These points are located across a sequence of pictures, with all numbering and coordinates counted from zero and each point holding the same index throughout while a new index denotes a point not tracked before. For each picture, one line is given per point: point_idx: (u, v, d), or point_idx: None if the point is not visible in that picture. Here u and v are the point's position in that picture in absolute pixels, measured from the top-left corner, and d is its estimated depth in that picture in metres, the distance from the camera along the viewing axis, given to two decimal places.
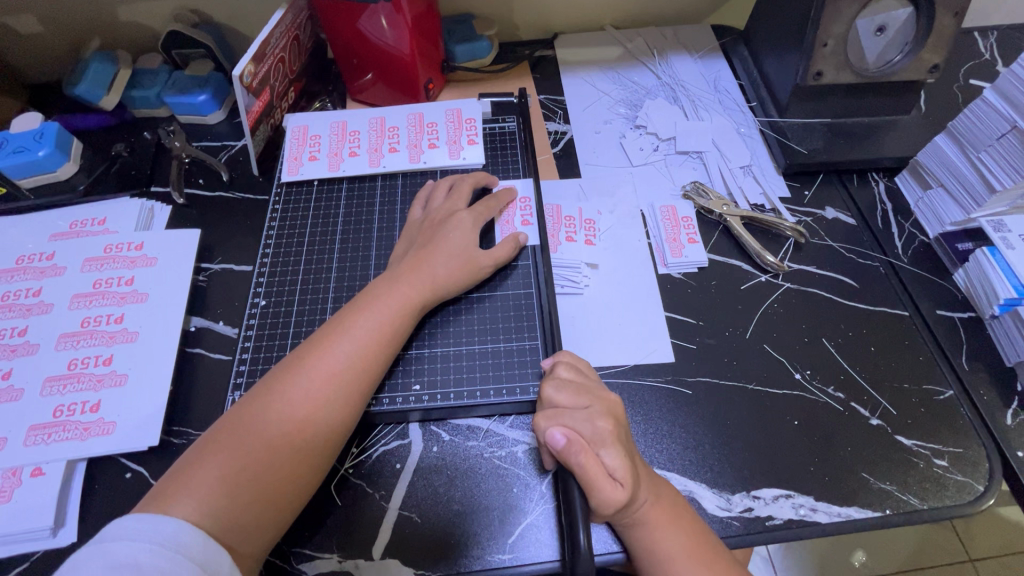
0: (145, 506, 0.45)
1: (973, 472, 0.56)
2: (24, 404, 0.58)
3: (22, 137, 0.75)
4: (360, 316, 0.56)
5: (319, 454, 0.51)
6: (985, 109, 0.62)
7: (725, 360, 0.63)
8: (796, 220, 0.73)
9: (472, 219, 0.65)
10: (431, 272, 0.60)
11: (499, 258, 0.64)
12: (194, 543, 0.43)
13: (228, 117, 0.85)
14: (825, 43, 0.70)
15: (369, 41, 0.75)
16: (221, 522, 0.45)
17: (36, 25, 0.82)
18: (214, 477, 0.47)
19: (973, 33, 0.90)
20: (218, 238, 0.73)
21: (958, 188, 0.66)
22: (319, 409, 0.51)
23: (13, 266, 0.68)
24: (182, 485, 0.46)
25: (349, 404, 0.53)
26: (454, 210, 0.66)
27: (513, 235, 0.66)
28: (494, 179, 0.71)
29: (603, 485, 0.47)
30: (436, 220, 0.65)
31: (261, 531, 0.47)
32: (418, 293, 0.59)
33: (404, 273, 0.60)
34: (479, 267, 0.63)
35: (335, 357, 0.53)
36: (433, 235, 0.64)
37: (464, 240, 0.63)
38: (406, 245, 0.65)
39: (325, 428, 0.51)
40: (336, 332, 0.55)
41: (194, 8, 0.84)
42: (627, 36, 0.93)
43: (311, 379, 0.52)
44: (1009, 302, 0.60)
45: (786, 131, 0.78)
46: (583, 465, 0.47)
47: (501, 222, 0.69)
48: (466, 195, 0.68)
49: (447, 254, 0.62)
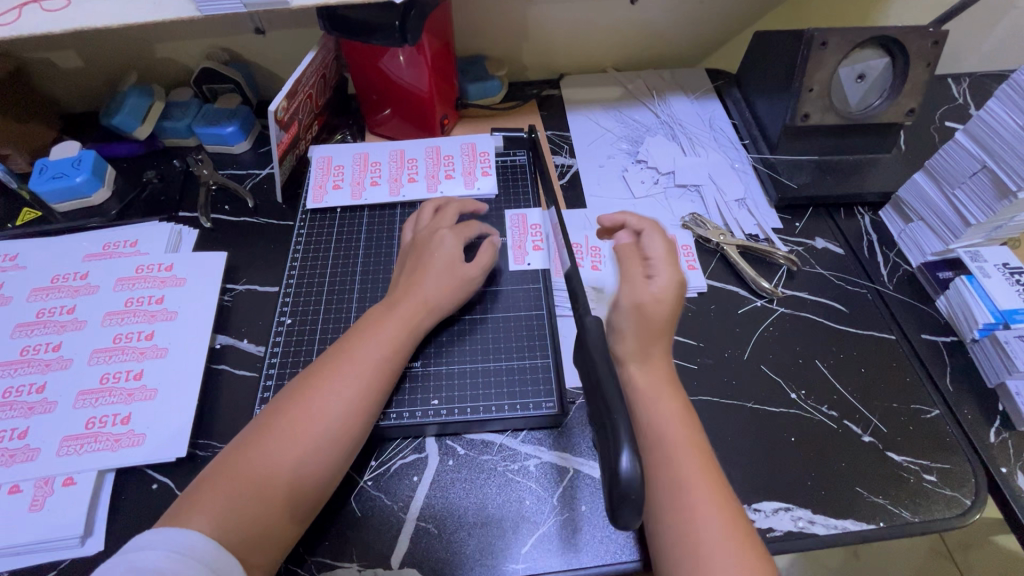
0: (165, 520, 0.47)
1: (961, 486, 0.59)
2: (58, 415, 0.61)
3: (61, 164, 0.79)
4: (361, 339, 0.58)
5: (334, 468, 0.52)
6: (957, 149, 0.67)
7: (724, 379, 0.66)
8: (788, 249, 0.78)
9: (456, 237, 0.68)
10: (422, 287, 0.63)
11: (484, 264, 0.67)
12: (208, 549, 0.44)
13: (253, 146, 0.90)
14: (811, 88, 0.76)
15: (390, 79, 0.81)
16: (238, 533, 0.46)
17: (76, 60, 0.87)
18: (237, 493, 0.48)
19: (947, 79, 0.98)
20: (243, 260, 0.77)
21: (936, 221, 0.72)
22: (331, 426, 0.52)
23: (48, 284, 0.71)
24: (207, 499, 0.47)
25: (357, 421, 0.54)
26: (438, 228, 0.69)
27: (488, 239, 0.70)
28: (480, 206, 0.76)
29: (636, 282, 0.58)
30: (422, 238, 0.68)
31: (271, 542, 0.48)
32: (414, 313, 0.61)
33: (400, 296, 0.62)
34: (469, 280, 0.66)
35: (341, 376, 0.55)
36: (421, 255, 0.66)
37: (448, 256, 0.66)
38: (399, 267, 0.68)
39: (336, 443, 0.52)
40: (339, 354, 0.57)
41: (226, 47, 0.90)
42: (628, 77, 1.00)
43: (319, 398, 0.53)
44: (987, 326, 0.65)
45: (777, 166, 0.84)
46: (626, 260, 0.60)
47: (514, 247, 0.75)
48: (452, 216, 0.72)
49: (435, 273, 0.64)
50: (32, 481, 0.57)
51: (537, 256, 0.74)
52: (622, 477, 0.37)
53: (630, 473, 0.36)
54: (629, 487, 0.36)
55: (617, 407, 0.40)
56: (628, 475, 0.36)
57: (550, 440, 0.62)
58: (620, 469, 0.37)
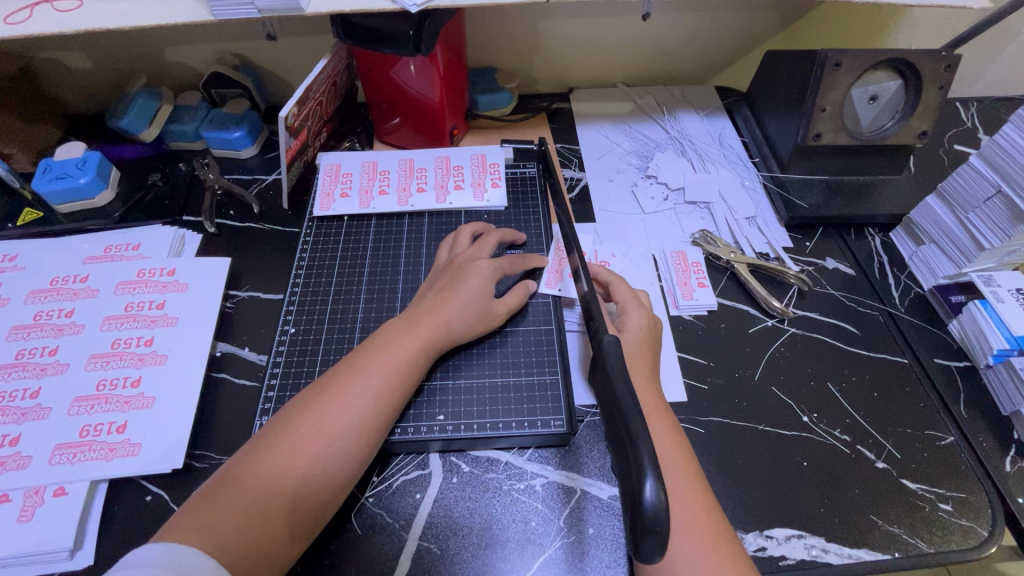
0: (162, 535, 0.44)
1: (977, 517, 0.57)
2: (52, 423, 0.59)
3: (65, 164, 0.78)
4: (375, 356, 0.56)
5: (335, 488, 0.51)
6: (971, 173, 0.67)
7: (734, 401, 0.65)
8: (800, 268, 0.77)
9: (494, 269, 0.66)
10: (448, 307, 0.61)
11: (511, 306, 0.66)
12: (205, 571, 0.42)
13: (260, 152, 0.89)
14: (824, 108, 0.76)
15: (400, 88, 0.80)
16: (237, 552, 0.44)
17: (84, 61, 0.87)
18: (236, 511, 0.46)
19: (956, 103, 0.98)
20: (247, 266, 0.76)
21: (950, 246, 0.71)
22: (337, 445, 0.51)
23: (47, 286, 0.70)
24: (205, 516, 0.45)
25: (363, 440, 0.52)
26: (477, 256, 0.67)
27: (522, 283, 0.69)
28: (519, 236, 0.74)
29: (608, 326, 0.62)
30: (460, 262, 0.67)
31: (272, 561, 0.46)
32: (432, 335, 0.60)
33: (419, 315, 0.61)
34: (493, 315, 0.65)
35: (351, 394, 0.53)
36: (454, 279, 0.64)
37: (483, 287, 0.64)
38: (428, 287, 0.66)
39: (341, 464, 0.51)
40: (352, 371, 0.55)
41: (236, 52, 0.89)
42: (638, 93, 1.00)
43: (327, 414, 0.52)
44: (1002, 352, 0.64)
45: (788, 186, 0.83)
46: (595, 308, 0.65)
47: (550, 269, 0.73)
48: (491, 244, 0.70)
49: (463, 302, 0.62)
50: (21, 490, 0.55)
51: (570, 284, 0.72)
52: (645, 507, 0.35)
53: (654, 503, 0.35)
54: (653, 517, 0.35)
55: (639, 431, 0.38)
56: (652, 505, 0.35)
57: (557, 459, 0.61)
58: (644, 498, 0.35)
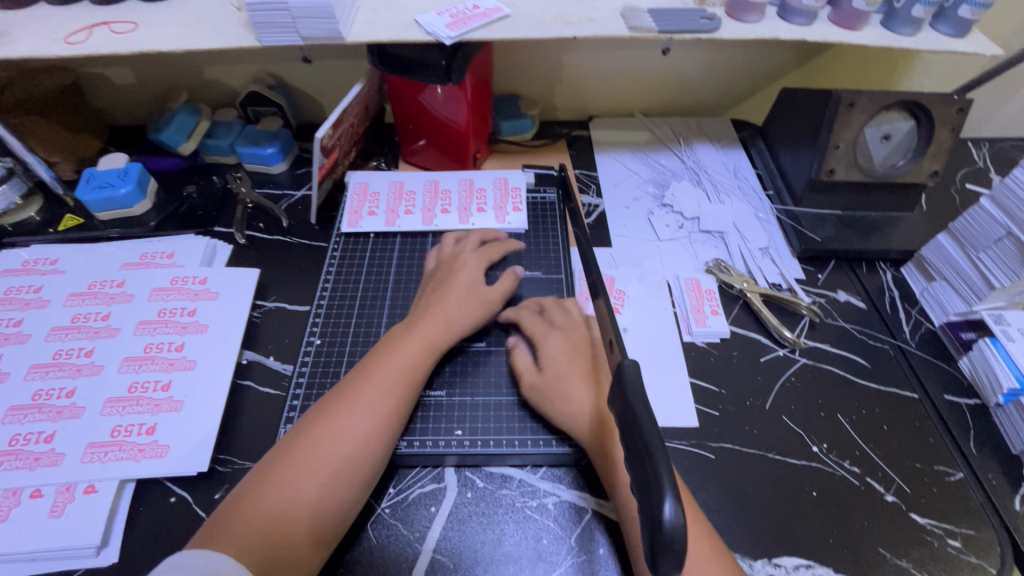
0: (196, 542, 0.46)
1: (987, 555, 0.58)
2: (85, 421, 0.62)
3: (107, 174, 0.82)
4: (386, 360, 0.59)
5: (353, 495, 0.52)
6: (982, 214, 0.69)
7: (746, 429, 0.66)
8: (811, 300, 0.79)
9: (477, 261, 0.72)
10: (446, 311, 0.65)
11: (503, 292, 0.70)
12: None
13: (290, 168, 0.93)
14: (837, 145, 0.79)
15: (429, 112, 0.84)
16: (263, 557, 0.46)
17: (129, 77, 0.91)
18: (264, 517, 0.48)
19: (968, 144, 1.00)
20: (274, 278, 0.79)
21: (959, 282, 0.73)
22: (356, 449, 0.53)
23: (85, 290, 0.73)
24: (234, 521, 0.47)
25: (378, 445, 0.54)
26: (461, 253, 0.73)
27: (508, 271, 0.73)
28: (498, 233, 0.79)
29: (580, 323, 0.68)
30: (446, 261, 0.73)
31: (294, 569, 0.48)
32: (436, 333, 0.63)
33: (421, 317, 0.64)
34: (490, 307, 0.68)
35: (365, 399, 0.55)
36: (445, 280, 0.69)
37: (468, 279, 0.69)
38: (421, 292, 0.71)
39: (358, 470, 0.52)
40: (366, 377, 0.57)
41: (273, 72, 0.94)
42: (655, 123, 1.03)
43: (343, 419, 0.54)
44: (1011, 391, 0.65)
45: (801, 219, 0.85)
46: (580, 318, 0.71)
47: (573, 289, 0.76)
48: (473, 240, 0.76)
49: (456, 297, 0.67)
50: (54, 486, 0.57)
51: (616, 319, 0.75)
52: (664, 527, 0.37)
53: (672, 523, 0.36)
54: (672, 536, 0.36)
55: (658, 452, 0.40)
56: (670, 524, 0.36)
57: (569, 478, 0.62)
58: (663, 518, 0.36)
